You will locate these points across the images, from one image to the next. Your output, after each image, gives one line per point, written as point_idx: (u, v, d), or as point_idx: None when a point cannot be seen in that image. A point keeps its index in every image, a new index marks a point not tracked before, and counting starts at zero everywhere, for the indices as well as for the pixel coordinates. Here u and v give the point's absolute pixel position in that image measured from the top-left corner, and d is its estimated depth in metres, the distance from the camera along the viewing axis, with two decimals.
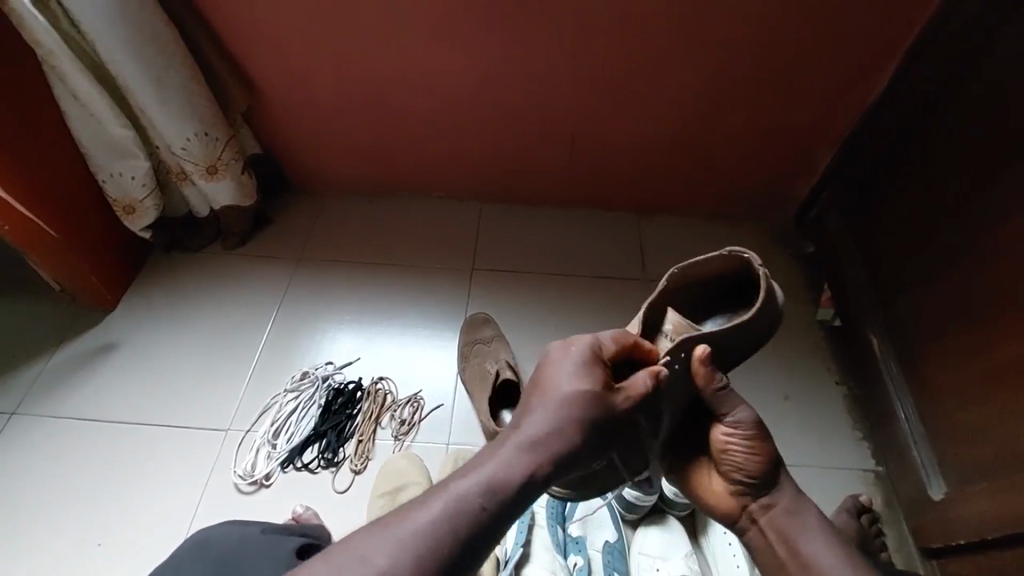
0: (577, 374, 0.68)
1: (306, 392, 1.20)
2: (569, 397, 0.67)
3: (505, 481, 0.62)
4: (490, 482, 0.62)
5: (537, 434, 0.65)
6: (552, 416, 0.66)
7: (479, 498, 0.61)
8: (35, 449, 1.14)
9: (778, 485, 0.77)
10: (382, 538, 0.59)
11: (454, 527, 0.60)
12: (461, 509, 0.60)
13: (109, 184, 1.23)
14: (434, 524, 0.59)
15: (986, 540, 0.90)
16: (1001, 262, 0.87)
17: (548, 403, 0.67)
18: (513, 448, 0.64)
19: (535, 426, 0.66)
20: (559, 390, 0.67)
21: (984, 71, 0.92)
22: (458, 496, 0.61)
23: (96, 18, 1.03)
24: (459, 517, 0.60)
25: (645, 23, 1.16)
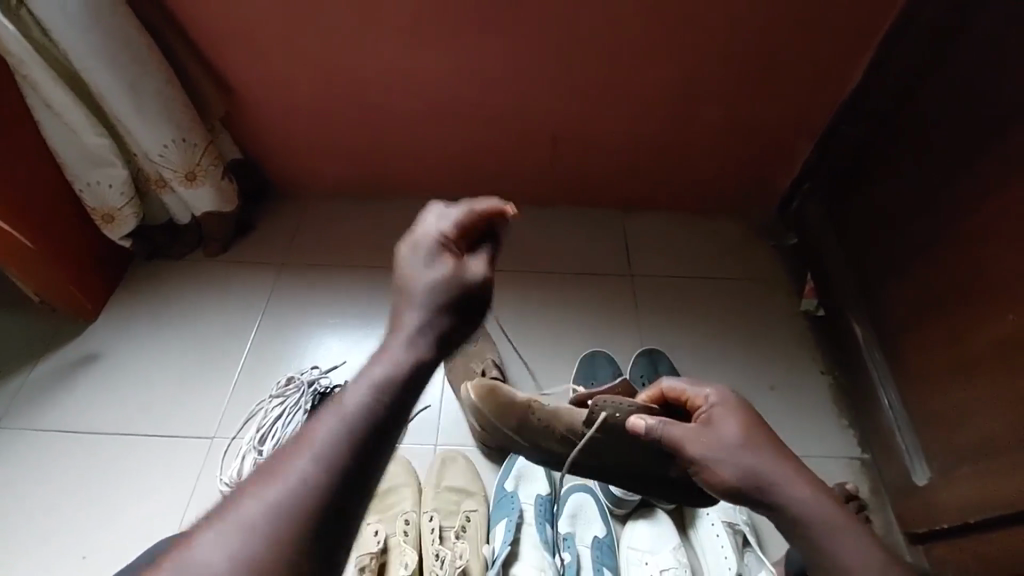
0: (428, 267, 0.57)
1: (292, 398, 1.18)
2: (433, 285, 0.56)
3: (390, 379, 0.52)
4: (376, 381, 0.51)
5: (405, 337, 0.54)
6: (416, 306, 0.55)
7: (365, 401, 0.50)
8: (16, 464, 1.13)
9: (750, 452, 0.69)
10: (244, 496, 0.47)
11: (346, 436, 0.49)
12: (347, 421, 0.49)
13: (86, 193, 1.21)
14: (308, 469, 0.48)
15: (971, 522, 0.91)
16: (977, 249, 0.89)
17: (409, 301, 0.56)
18: (389, 356, 0.53)
19: (409, 331, 0.54)
20: (415, 280, 0.57)
21: (956, 62, 0.93)
22: (346, 405, 0.50)
23: (69, 26, 1.02)
24: (347, 425, 0.49)
25: (621, 19, 1.16)
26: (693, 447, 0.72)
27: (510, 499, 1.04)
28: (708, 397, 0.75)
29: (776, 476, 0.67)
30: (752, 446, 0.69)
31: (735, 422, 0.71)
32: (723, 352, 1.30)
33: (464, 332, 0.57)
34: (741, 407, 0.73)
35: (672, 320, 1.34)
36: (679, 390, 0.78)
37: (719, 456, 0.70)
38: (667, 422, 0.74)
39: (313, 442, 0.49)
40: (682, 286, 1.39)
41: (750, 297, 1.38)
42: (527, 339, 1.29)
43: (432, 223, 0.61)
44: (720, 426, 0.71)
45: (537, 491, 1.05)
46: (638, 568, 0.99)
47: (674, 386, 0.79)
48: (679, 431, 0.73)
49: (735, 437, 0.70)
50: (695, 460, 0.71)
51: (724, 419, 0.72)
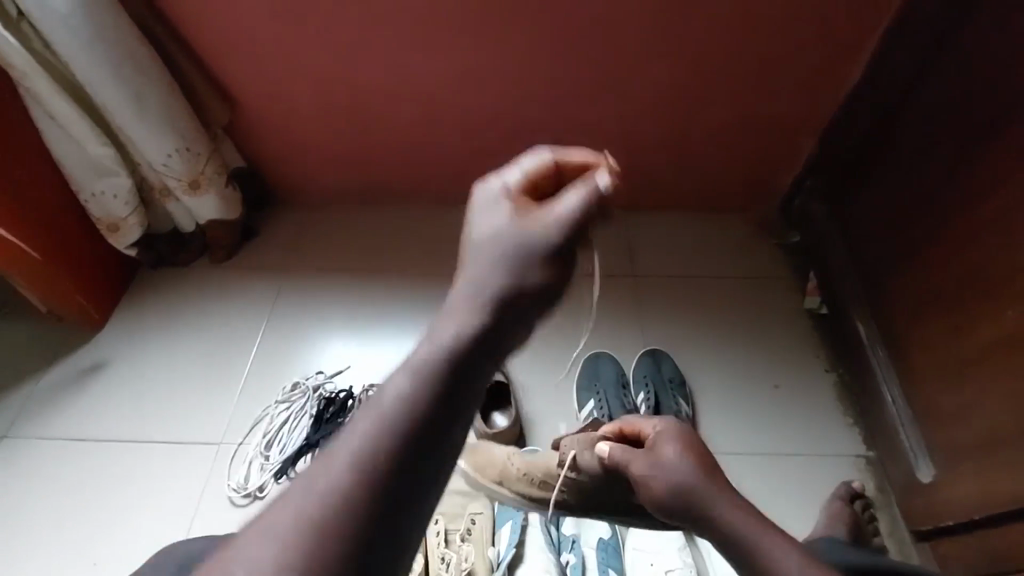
0: (494, 212, 0.49)
1: (297, 402, 1.20)
2: (506, 240, 0.47)
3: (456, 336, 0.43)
4: (447, 340, 0.43)
5: (455, 310, 0.45)
6: (478, 265, 0.46)
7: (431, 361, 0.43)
8: (28, 472, 1.15)
9: (681, 474, 0.75)
10: (303, 481, 0.40)
11: (411, 403, 0.41)
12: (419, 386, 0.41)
13: (91, 203, 1.22)
14: (354, 460, 0.39)
15: (975, 519, 0.91)
16: (977, 246, 0.88)
17: (473, 260, 0.47)
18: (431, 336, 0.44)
19: (442, 330, 0.44)
20: (482, 231, 0.48)
21: (955, 58, 0.93)
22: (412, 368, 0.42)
23: (71, 39, 1.03)
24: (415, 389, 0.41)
25: (619, 20, 1.16)
26: (639, 468, 0.78)
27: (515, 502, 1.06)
28: (655, 427, 0.82)
29: (707, 493, 0.73)
30: (687, 464, 0.76)
31: (673, 446, 0.78)
32: (727, 351, 1.30)
33: (523, 312, 0.45)
34: (686, 436, 0.80)
35: (676, 319, 1.34)
36: (634, 424, 0.85)
37: (658, 475, 0.76)
38: (619, 448, 0.82)
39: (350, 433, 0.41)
40: (685, 285, 1.39)
41: (753, 296, 1.38)
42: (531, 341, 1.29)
43: (504, 175, 0.53)
44: (662, 448, 0.78)
45: None
46: (642, 568, 0.99)
47: (630, 422, 0.86)
48: (628, 455, 0.80)
49: (674, 458, 0.76)
50: (639, 478, 0.78)
51: (664, 443, 0.79)
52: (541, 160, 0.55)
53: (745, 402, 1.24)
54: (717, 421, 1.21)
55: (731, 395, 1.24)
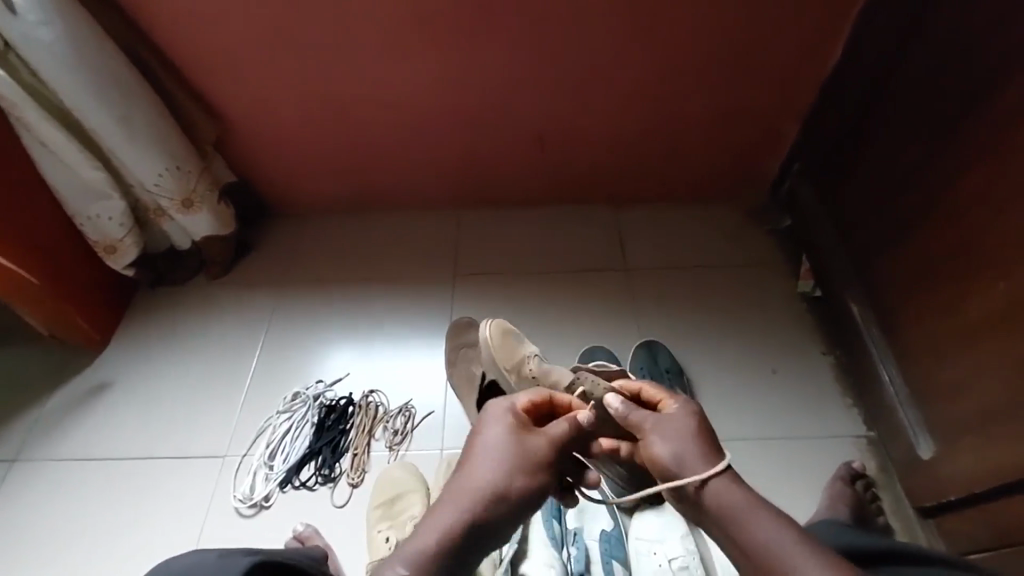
0: (508, 411, 0.78)
1: (298, 412, 1.22)
2: (517, 416, 0.78)
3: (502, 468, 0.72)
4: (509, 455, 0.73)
5: (498, 468, 0.71)
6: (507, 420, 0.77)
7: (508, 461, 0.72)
8: (39, 493, 1.16)
9: (689, 450, 0.71)
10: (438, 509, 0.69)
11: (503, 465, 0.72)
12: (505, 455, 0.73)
13: (87, 227, 1.24)
14: (476, 486, 0.70)
15: (977, 493, 0.91)
16: (964, 220, 0.89)
17: (500, 417, 0.77)
18: (493, 469, 0.72)
19: (502, 439, 0.74)
20: (499, 407, 0.79)
21: (929, 36, 0.94)
22: (489, 447, 0.74)
23: (57, 66, 1.05)
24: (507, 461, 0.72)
25: (596, 16, 1.17)
26: (647, 431, 0.75)
27: None
28: (679, 400, 0.78)
29: (700, 468, 0.70)
30: (694, 441, 0.72)
31: (689, 422, 0.74)
32: (723, 339, 1.30)
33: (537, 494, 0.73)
34: (705, 419, 0.76)
35: (668, 308, 1.35)
36: (656, 390, 0.80)
37: (668, 442, 0.72)
38: (634, 408, 0.77)
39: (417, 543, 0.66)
40: (678, 275, 1.40)
41: (746, 282, 1.38)
42: (526, 339, 1.30)
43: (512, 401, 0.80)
44: (681, 422, 0.74)
45: None
46: (647, 560, 0.99)
47: (650, 387, 0.81)
48: (640, 416, 0.76)
49: (688, 432, 0.73)
50: (643, 440, 0.75)
51: (683, 416, 0.75)
52: (537, 392, 0.83)
53: (742, 390, 1.24)
54: (716, 409, 1.22)
55: (728, 384, 1.25)
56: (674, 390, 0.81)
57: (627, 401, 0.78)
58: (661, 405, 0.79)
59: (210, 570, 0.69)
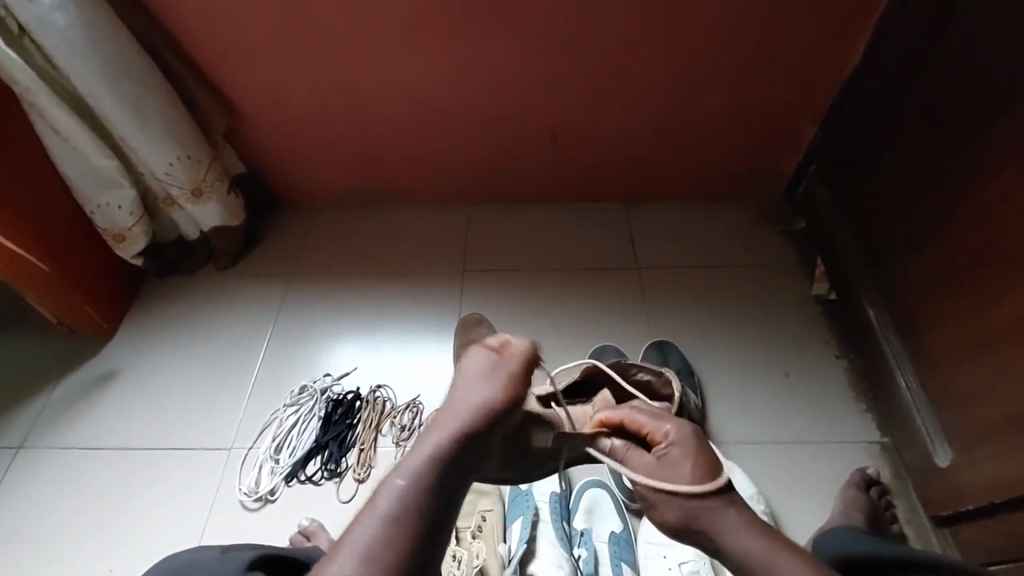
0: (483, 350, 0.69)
1: (305, 405, 1.21)
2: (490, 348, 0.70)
3: (471, 402, 0.64)
4: (478, 388, 0.65)
5: (467, 405, 0.63)
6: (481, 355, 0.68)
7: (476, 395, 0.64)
8: (44, 482, 1.16)
9: (698, 505, 0.68)
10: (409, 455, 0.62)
11: (472, 401, 0.64)
12: (473, 390, 0.65)
13: (97, 215, 1.24)
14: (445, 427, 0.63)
15: (996, 502, 0.89)
16: (987, 222, 0.87)
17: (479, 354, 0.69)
18: (462, 404, 0.64)
19: (472, 372, 0.66)
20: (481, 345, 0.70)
21: (953, 37, 0.92)
22: (464, 386, 0.66)
23: (71, 52, 1.04)
24: (473, 396, 0.64)
25: (612, 12, 1.16)
26: (643, 478, 0.72)
27: (524, 498, 1.04)
28: (668, 435, 0.72)
29: (714, 518, 0.68)
30: (700, 491, 0.68)
31: (688, 469, 0.70)
32: (734, 339, 1.29)
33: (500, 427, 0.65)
34: (700, 449, 0.71)
35: (681, 310, 1.33)
36: (642, 422, 0.74)
37: (666, 496, 0.70)
38: (628, 454, 0.75)
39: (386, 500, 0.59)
40: (690, 276, 1.38)
41: (760, 284, 1.36)
42: (536, 337, 1.29)
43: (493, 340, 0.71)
44: (675, 466, 0.70)
45: (551, 489, 1.06)
46: (657, 563, 0.98)
47: (635, 418, 0.75)
48: (634, 466, 0.73)
49: (682, 477, 0.69)
50: (647, 496, 0.72)
51: (680, 462, 0.70)
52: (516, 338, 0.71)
53: (753, 391, 1.22)
54: (728, 410, 1.20)
55: (739, 385, 1.23)
56: (661, 414, 0.74)
57: (622, 448, 0.75)
58: (651, 437, 0.74)
59: (213, 566, 0.69)
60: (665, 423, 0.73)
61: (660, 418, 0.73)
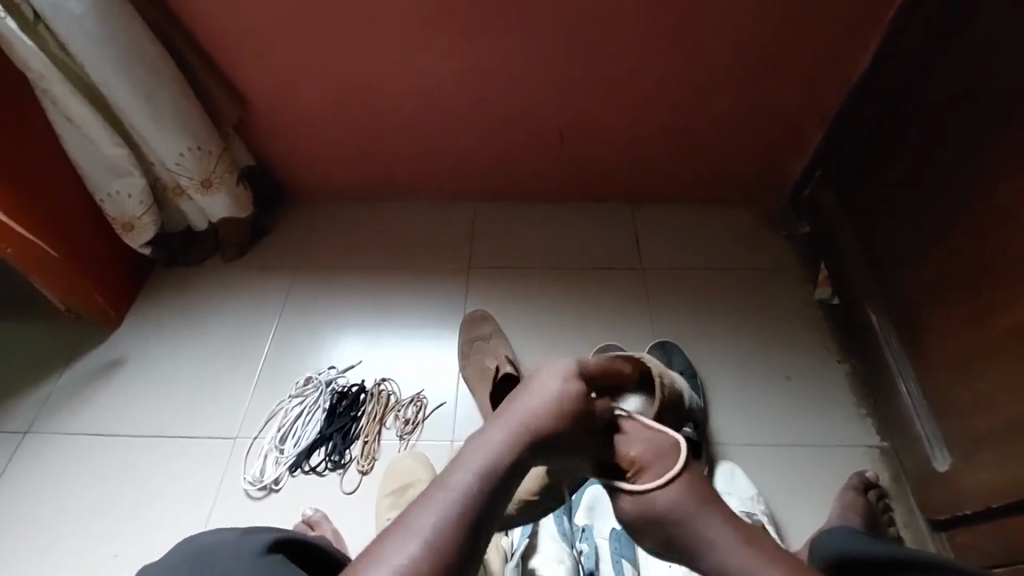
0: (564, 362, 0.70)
1: (310, 397, 1.21)
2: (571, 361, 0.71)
3: (542, 410, 0.65)
4: (554, 398, 0.66)
5: (535, 414, 0.65)
6: (562, 368, 0.69)
7: (547, 406, 0.65)
8: (49, 467, 1.16)
9: (680, 526, 0.67)
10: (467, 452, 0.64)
11: (542, 408, 0.65)
12: (547, 397, 0.66)
13: (107, 203, 1.24)
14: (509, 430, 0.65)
15: (994, 507, 0.90)
16: (990, 229, 0.88)
17: (559, 365, 0.70)
18: (528, 409, 0.66)
19: (552, 379, 0.68)
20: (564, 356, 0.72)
21: (960, 46, 0.93)
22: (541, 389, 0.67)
23: (86, 40, 1.05)
24: (545, 404, 0.65)
25: (623, 13, 1.17)
26: (623, 507, 0.71)
27: None
28: (635, 461, 0.68)
29: (699, 535, 0.67)
30: (676, 512, 0.67)
31: (661, 494, 0.67)
32: (736, 341, 1.30)
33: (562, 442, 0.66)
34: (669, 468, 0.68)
35: (683, 310, 1.34)
36: (609, 448, 0.70)
37: (646, 523, 0.69)
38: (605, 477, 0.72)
39: (454, 488, 0.61)
40: (694, 278, 1.39)
41: (762, 287, 1.37)
42: (540, 335, 1.30)
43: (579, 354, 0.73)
44: (648, 494, 0.68)
45: None
46: (658, 560, 0.99)
47: (604, 444, 0.70)
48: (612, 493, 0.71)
49: (657, 503, 0.68)
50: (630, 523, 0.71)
51: (653, 488, 0.68)
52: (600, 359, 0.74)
53: (755, 393, 1.23)
54: (730, 412, 1.21)
55: (741, 386, 1.24)
56: (628, 438, 0.69)
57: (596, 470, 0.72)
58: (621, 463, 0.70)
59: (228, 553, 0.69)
60: (632, 451, 0.69)
61: (629, 450, 0.69)
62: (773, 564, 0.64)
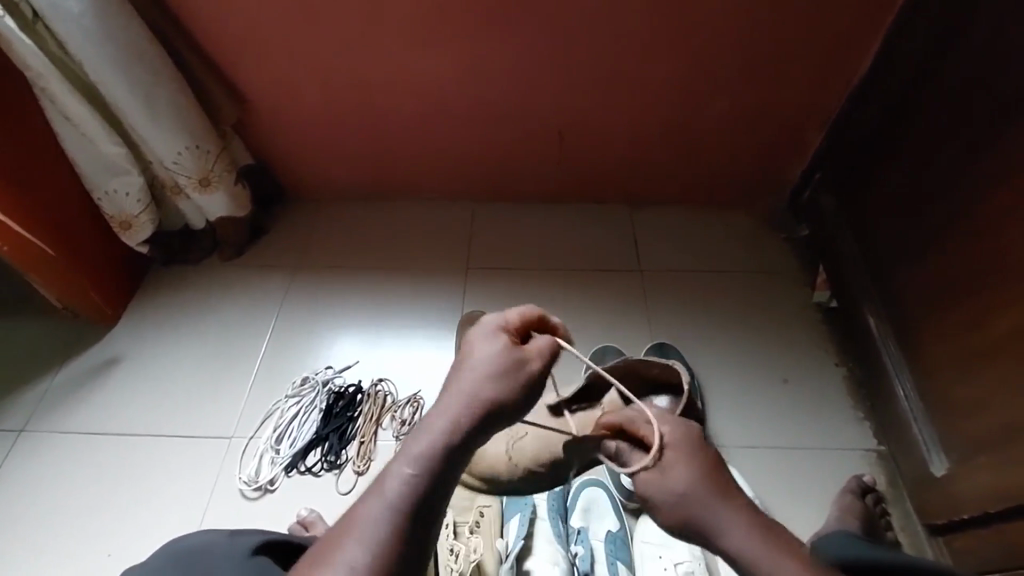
0: (493, 330, 0.69)
1: (307, 397, 1.21)
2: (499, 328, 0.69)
3: (479, 386, 0.64)
4: (488, 370, 0.65)
5: (474, 389, 0.64)
6: (490, 337, 0.68)
7: (482, 379, 0.65)
8: (44, 465, 1.16)
9: (698, 506, 0.68)
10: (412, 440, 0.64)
11: (479, 382, 0.64)
12: (480, 370, 0.65)
13: (104, 201, 1.24)
14: (450, 413, 0.64)
15: (991, 512, 0.89)
16: (989, 233, 0.87)
17: (487, 336, 0.68)
18: (467, 386, 0.65)
19: (484, 352, 0.67)
20: (488, 322, 0.70)
21: (960, 50, 0.93)
22: (474, 362, 0.66)
23: (84, 39, 1.05)
24: (479, 378, 0.65)
25: (623, 14, 1.16)
26: (641, 483, 0.72)
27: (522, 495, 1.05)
28: (662, 438, 0.71)
29: (718, 520, 0.68)
30: (695, 493, 0.68)
31: (683, 472, 0.69)
32: (734, 344, 1.30)
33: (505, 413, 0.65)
34: (693, 450, 0.71)
35: (680, 313, 1.33)
36: (637, 422, 0.73)
37: (663, 500, 0.70)
38: (628, 452, 0.74)
39: (395, 481, 0.61)
40: (693, 280, 1.39)
41: (761, 290, 1.37)
42: None
43: (502, 315, 0.71)
44: (669, 470, 0.70)
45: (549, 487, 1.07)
46: (653, 562, 0.99)
47: (634, 418, 0.73)
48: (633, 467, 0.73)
49: (678, 480, 0.69)
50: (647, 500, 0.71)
51: (676, 464, 0.70)
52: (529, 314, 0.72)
53: (753, 396, 1.23)
54: (727, 414, 1.21)
55: (738, 389, 1.24)
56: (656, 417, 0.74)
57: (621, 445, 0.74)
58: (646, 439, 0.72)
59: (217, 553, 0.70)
60: (661, 425, 0.72)
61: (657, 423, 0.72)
62: (784, 553, 0.65)
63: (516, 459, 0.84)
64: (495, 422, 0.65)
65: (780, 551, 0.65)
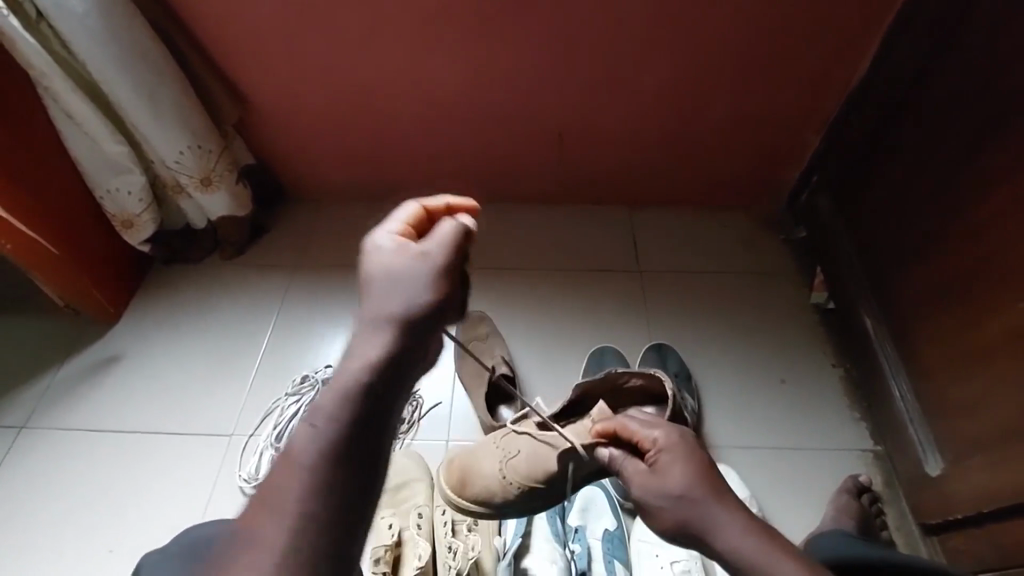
0: (387, 237, 0.61)
1: (307, 395, 1.22)
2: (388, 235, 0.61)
3: (388, 304, 0.56)
4: (388, 286, 0.57)
5: (383, 309, 0.56)
6: (381, 248, 0.59)
7: (386, 297, 0.57)
8: (45, 461, 1.17)
9: (695, 506, 0.70)
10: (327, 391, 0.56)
11: (385, 302, 0.57)
12: (381, 285, 0.57)
13: (106, 200, 1.25)
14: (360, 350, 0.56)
15: (985, 512, 0.90)
16: (984, 235, 0.88)
17: (380, 248, 0.59)
18: (375, 310, 0.57)
19: (381, 265, 0.58)
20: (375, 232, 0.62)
21: (956, 53, 0.94)
22: (373, 277, 0.58)
23: (88, 39, 1.06)
24: (383, 295, 0.57)
25: (623, 16, 1.17)
26: (638, 488, 0.74)
27: None
28: (656, 442, 0.74)
29: (714, 521, 0.69)
30: (692, 494, 0.70)
31: (679, 474, 0.71)
32: (732, 344, 1.30)
33: (426, 329, 0.57)
34: (688, 453, 0.73)
35: (678, 313, 1.34)
36: (632, 429, 0.76)
37: (660, 503, 0.72)
38: (625, 459, 0.76)
39: (311, 441, 0.54)
40: (691, 281, 1.39)
41: (759, 291, 1.38)
42: (537, 337, 1.30)
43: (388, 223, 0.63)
44: (665, 472, 0.72)
45: None
46: (650, 561, 1.00)
47: (628, 425, 0.77)
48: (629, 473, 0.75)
49: (675, 483, 0.71)
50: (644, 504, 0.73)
51: (672, 466, 0.72)
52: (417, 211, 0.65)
53: (750, 396, 1.24)
54: (724, 414, 1.22)
55: (736, 389, 1.25)
56: (651, 422, 0.77)
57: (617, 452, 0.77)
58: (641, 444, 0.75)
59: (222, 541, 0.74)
60: (657, 430, 0.75)
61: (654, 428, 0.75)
62: (780, 552, 0.66)
63: (511, 478, 0.86)
64: (417, 345, 0.57)
65: (776, 547, 0.67)
